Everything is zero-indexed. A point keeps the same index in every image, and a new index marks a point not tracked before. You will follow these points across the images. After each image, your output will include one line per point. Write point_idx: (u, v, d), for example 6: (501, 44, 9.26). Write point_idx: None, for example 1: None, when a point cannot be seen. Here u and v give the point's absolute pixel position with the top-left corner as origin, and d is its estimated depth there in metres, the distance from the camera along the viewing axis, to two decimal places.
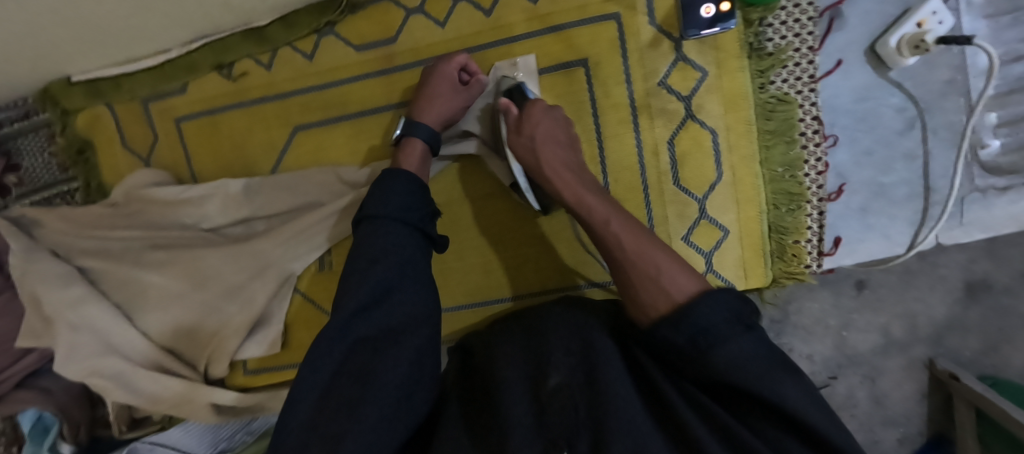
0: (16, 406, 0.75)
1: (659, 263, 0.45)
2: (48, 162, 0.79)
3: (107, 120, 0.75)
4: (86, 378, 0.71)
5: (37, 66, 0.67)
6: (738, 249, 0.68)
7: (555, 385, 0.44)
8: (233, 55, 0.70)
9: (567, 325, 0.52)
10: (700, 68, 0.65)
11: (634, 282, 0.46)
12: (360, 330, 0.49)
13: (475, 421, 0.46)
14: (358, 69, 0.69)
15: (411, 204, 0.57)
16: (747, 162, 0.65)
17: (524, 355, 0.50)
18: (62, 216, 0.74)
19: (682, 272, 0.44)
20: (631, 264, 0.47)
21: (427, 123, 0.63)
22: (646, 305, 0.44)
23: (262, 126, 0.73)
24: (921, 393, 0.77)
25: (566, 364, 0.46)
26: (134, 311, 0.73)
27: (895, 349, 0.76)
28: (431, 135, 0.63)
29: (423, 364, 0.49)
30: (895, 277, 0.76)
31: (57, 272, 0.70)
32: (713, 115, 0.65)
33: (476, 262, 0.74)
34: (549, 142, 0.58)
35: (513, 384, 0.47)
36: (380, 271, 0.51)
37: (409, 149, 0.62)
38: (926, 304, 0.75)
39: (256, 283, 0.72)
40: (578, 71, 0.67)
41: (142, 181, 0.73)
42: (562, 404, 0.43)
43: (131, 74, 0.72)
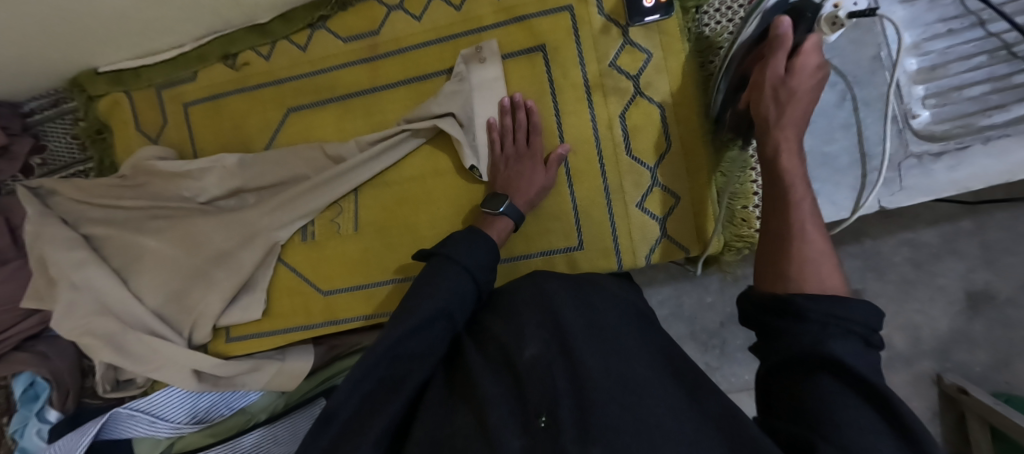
0: (13, 367, 0.80)
1: (815, 265, 0.44)
2: (70, 143, 0.88)
3: (125, 106, 0.84)
4: (78, 338, 0.75)
5: (69, 53, 0.77)
6: (690, 216, 0.73)
7: (530, 357, 0.43)
8: (237, 47, 0.80)
9: (531, 298, 0.51)
10: (646, 50, 0.72)
11: (791, 257, 0.46)
12: (405, 351, 0.48)
13: (462, 397, 0.44)
14: (345, 58, 0.79)
15: (472, 241, 0.61)
16: (693, 133, 0.72)
17: (500, 331, 0.49)
18: (75, 186, 0.80)
19: (833, 275, 0.44)
20: (796, 239, 0.47)
21: (517, 203, 0.68)
22: (793, 277, 0.44)
23: (259, 109, 0.81)
24: (933, 412, 0.86)
25: (539, 337, 0.45)
26: (130, 274, 0.79)
27: (898, 362, 0.87)
28: (517, 212, 0.67)
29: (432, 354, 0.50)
30: (892, 286, 0.87)
31: (65, 236, 0.77)
32: (660, 91, 0.72)
33: (447, 231, 0.76)
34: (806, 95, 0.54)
35: (480, 366, 0.46)
36: (443, 291, 0.54)
37: (500, 230, 0.66)
38: (925, 315, 0.86)
39: (243, 250, 0.78)
40: (538, 55, 0.75)
41: (148, 154, 0.79)
42: (536, 375, 0.41)
43: (148, 66, 0.82)
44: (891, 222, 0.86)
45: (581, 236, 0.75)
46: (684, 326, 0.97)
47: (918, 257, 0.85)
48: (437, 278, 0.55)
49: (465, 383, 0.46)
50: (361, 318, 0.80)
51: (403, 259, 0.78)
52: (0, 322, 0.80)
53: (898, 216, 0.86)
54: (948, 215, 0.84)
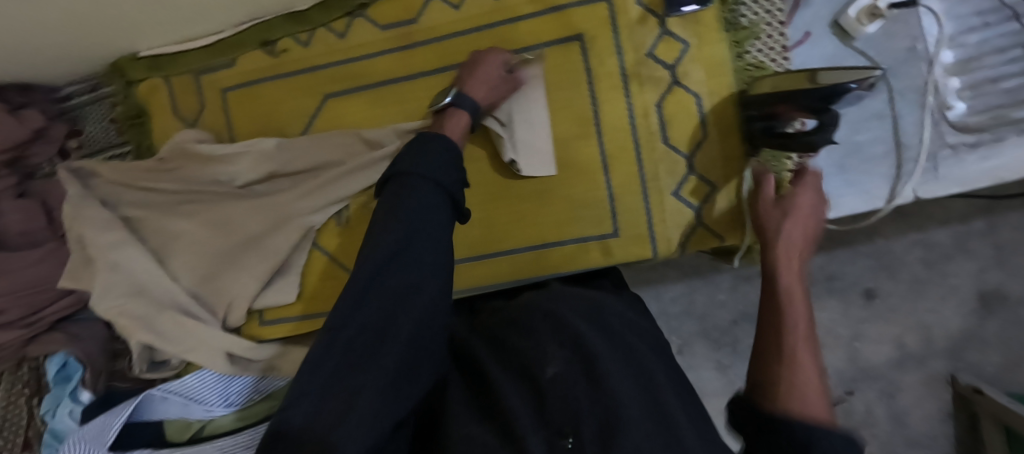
0: (45, 348, 0.80)
1: (802, 362, 0.46)
2: (107, 127, 0.89)
3: (162, 91, 0.85)
4: (115, 318, 0.75)
5: (114, 36, 0.78)
6: (726, 205, 0.73)
7: (552, 375, 0.44)
8: (276, 34, 0.81)
9: (549, 317, 0.53)
10: (683, 40, 0.73)
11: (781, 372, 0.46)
12: (366, 316, 0.43)
13: (486, 411, 0.46)
14: (381, 45, 0.79)
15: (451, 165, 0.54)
16: (728, 123, 0.72)
17: (518, 350, 0.51)
18: (111, 167, 0.81)
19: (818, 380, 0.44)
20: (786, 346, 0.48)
21: (473, 96, 0.68)
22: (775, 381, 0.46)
23: (295, 96, 0.82)
24: (944, 412, 0.92)
25: (561, 357, 0.46)
26: (167, 254, 0.81)
27: (911, 363, 0.93)
28: (472, 106, 0.67)
29: (429, 328, 0.45)
30: (904, 287, 0.93)
31: (104, 217, 0.77)
32: (696, 81, 0.73)
33: (479, 218, 0.78)
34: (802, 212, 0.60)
35: (504, 382, 0.47)
36: (421, 234, 0.48)
37: (454, 124, 0.66)
38: (938, 315, 0.92)
39: (278, 234, 0.79)
40: (575, 44, 0.75)
41: (187, 137, 0.80)
42: (558, 393, 0.43)
43: (187, 52, 0.83)
44: (904, 223, 0.92)
45: (615, 223, 0.75)
46: (695, 324, 1.01)
47: (930, 257, 0.91)
48: (400, 213, 0.49)
49: (490, 402, 0.47)
50: None
51: None
52: (34, 303, 0.80)
53: (911, 218, 0.92)
54: (961, 216, 0.90)
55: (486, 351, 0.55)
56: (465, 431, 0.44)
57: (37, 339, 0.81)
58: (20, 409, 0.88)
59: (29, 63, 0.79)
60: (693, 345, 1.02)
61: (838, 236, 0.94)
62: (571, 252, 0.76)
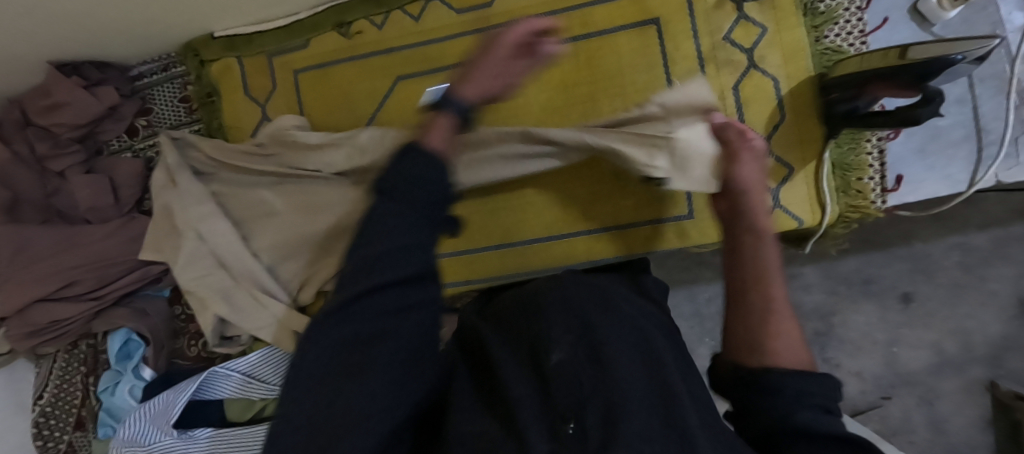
0: (112, 321, 0.80)
1: (778, 328, 0.47)
2: (177, 106, 0.90)
3: (235, 71, 0.86)
4: (194, 289, 0.78)
5: (193, 17, 0.80)
6: (805, 187, 0.73)
7: (557, 362, 0.42)
8: (351, 16, 0.82)
9: (560, 303, 0.50)
10: (760, 25, 0.74)
11: (748, 329, 0.48)
12: (357, 323, 0.35)
13: (489, 399, 0.44)
14: (456, 28, 0.81)
15: (443, 173, 0.40)
16: (805, 105, 0.72)
17: (524, 338, 0.48)
18: (213, 142, 0.82)
19: (794, 344, 0.47)
20: (756, 316, 0.49)
21: (465, 96, 0.54)
22: (745, 349, 0.48)
23: (368, 77, 0.83)
24: (985, 420, 0.90)
25: (565, 342, 0.44)
26: (249, 231, 0.80)
27: (948, 369, 0.92)
28: (461, 109, 0.53)
29: (423, 324, 0.37)
30: (944, 291, 0.92)
31: (188, 191, 0.78)
32: (773, 65, 0.73)
33: (555, 198, 0.78)
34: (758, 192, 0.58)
35: (510, 368, 0.45)
36: (407, 242, 0.36)
37: (440, 127, 0.49)
38: (976, 320, 0.91)
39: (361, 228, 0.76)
40: (650, 28, 0.76)
41: (288, 123, 0.78)
42: (564, 378, 0.40)
43: (262, 33, 0.85)
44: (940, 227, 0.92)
45: (689, 205, 0.75)
46: None
47: (967, 262, 0.91)
48: (385, 215, 0.37)
49: (494, 393, 0.44)
50: (461, 282, 0.82)
51: (509, 225, 0.79)
52: (104, 276, 0.80)
53: (950, 221, 0.91)
54: (997, 221, 0.90)
55: (493, 338, 0.52)
56: (467, 429, 0.41)
57: (103, 314, 0.80)
58: (77, 387, 0.87)
59: (108, 41, 0.80)
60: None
61: (877, 238, 0.93)
62: (647, 235, 0.77)
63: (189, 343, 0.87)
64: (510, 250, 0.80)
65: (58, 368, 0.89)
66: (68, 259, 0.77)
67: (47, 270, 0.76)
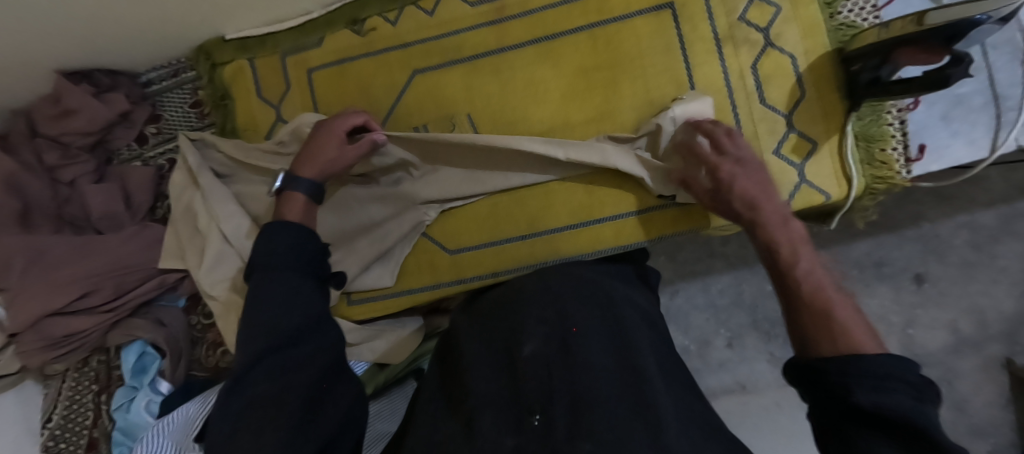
0: (131, 333, 0.77)
1: (835, 311, 0.48)
2: (188, 112, 0.89)
3: (248, 73, 0.85)
4: (219, 293, 0.75)
5: (205, 19, 0.78)
6: (829, 161, 0.73)
7: (529, 353, 0.53)
8: (365, 12, 0.82)
9: (538, 301, 0.61)
10: (775, 4, 0.74)
11: (805, 320, 0.49)
12: (280, 357, 0.53)
13: (462, 394, 0.56)
14: (472, 21, 0.81)
15: (298, 250, 0.61)
16: (825, 79, 0.73)
17: (502, 330, 0.60)
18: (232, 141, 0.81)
19: (858, 327, 0.46)
20: (806, 307, 0.50)
21: (308, 176, 0.68)
22: (809, 342, 0.48)
23: (386, 71, 0.82)
24: (1004, 398, 0.90)
25: (539, 334, 0.55)
26: None
27: (966, 348, 0.92)
28: (311, 187, 0.68)
29: (321, 358, 0.55)
30: (954, 270, 0.92)
31: (218, 190, 0.77)
32: (791, 42, 0.74)
33: (579, 182, 0.76)
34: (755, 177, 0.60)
35: (485, 363, 0.57)
36: (281, 310, 0.55)
37: (291, 206, 0.67)
38: (990, 297, 0.91)
39: (390, 223, 0.79)
40: (667, 12, 0.76)
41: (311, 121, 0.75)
42: (536, 369, 0.52)
43: (275, 33, 0.84)
44: (946, 206, 0.92)
45: None
46: (745, 315, 1.00)
47: (977, 240, 0.90)
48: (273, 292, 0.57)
49: (462, 388, 0.57)
50: (487, 275, 0.80)
51: (534, 211, 0.78)
52: (121, 285, 0.77)
53: (953, 200, 0.91)
54: (1003, 197, 0.89)
55: (468, 335, 0.64)
56: (441, 429, 0.54)
57: (119, 325, 0.78)
58: (88, 407, 0.84)
59: (119, 47, 0.79)
60: (743, 337, 1.01)
61: (886, 220, 0.94)
62: (675, 215, 0.75)
63: (206, 352, 0.84)
64: (537, 240, 0.78)
65: (66, 389, 0.85)
66: (89, 265, 0.74)
67: (62, 280, 0.73)
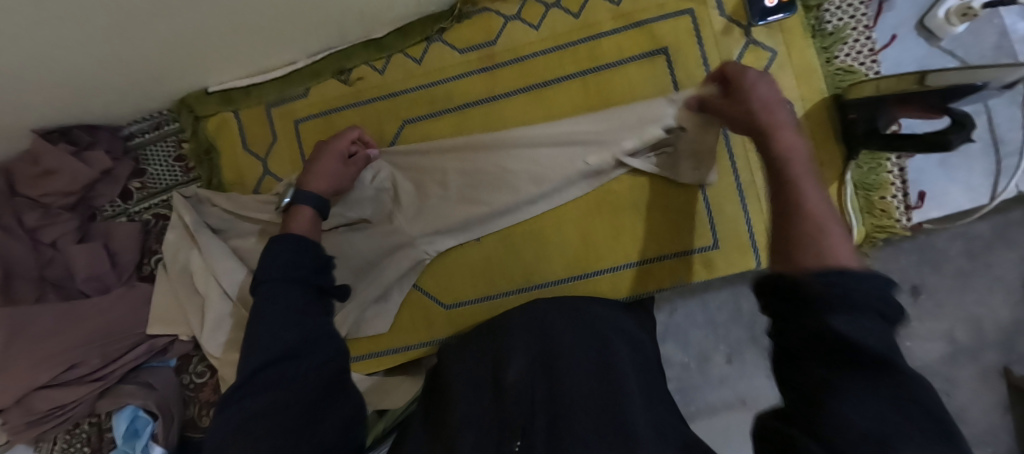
0: (120, 399, 0.76)
1: (826, 235, 0.35)
2: (172, 166, 0.87)
3: (233, 125, 0.83)
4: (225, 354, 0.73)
5: (186, 74, 0.76)
6: None
7: (512, 376, 0.55)
8: (352, 62, 0.80)
9: (523, 324, 0.62)
10: (770, 48, 0.73)
11: (795, 244, 0.35)
12: (274, 354, 0.48)
13: (441, 423, 0.56)
14: (461, 68, 0.79)
15: (296, 265, 0.54)
16: (823, 127, 0.72)
17: (489, 355, 0.61)
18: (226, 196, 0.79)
19: (847, 253, 0.33)
20: (802, 222, 0.36)
21: (315, 189, 0.64)
22: (792, 259, 0.35)
23: (374, 122, 0.80)
24: (1002, 406, 0.84)
25: (523, 359, 0.57)
26: None
27: (963, 356, 0.85)
28: (319, 200, 0.63)
29: (326, 364, 0.51)
30: (949, 280, 0.86)
31: (218, 247, 0.74)
32: (787, 88, 0.73)
33: (574, 235, 0.76)
34: (770, 85, 0.45)
35: (467, 387, 0.58)
36: (278, 329, 0.50)
37: (301, 217, 0.61)
38: (986, 306, 0.85)
39: (386, 262, 0.77)
40: (660, 58, 0.75)
41: None
42: (517, 392, 0.53)
43: (259, 84, 0.82)
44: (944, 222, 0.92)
45: (715, 236, 0.74)
46: (744, 330, 0.93)
47: (972, 249, 0.85)
48: (267, 304, 0.51)
49: (445, 411, 0.57)
50: None
51: (529, 264, 0.77)
52: (108, 352, 0.76)
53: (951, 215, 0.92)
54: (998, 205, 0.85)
55: (454, 359, 0.65)
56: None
57: (108, 392, 0.77)
58: None
59: (100, 105, 0.77)
60: (742, 352, 0.94)
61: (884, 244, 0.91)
62: (672, 267, 0.75)
63: (200, 412, 0.82)
64: (535, 293, 0.77)
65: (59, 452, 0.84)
66: (75, 336, 0.73)
67: (42, 353, 0.71)
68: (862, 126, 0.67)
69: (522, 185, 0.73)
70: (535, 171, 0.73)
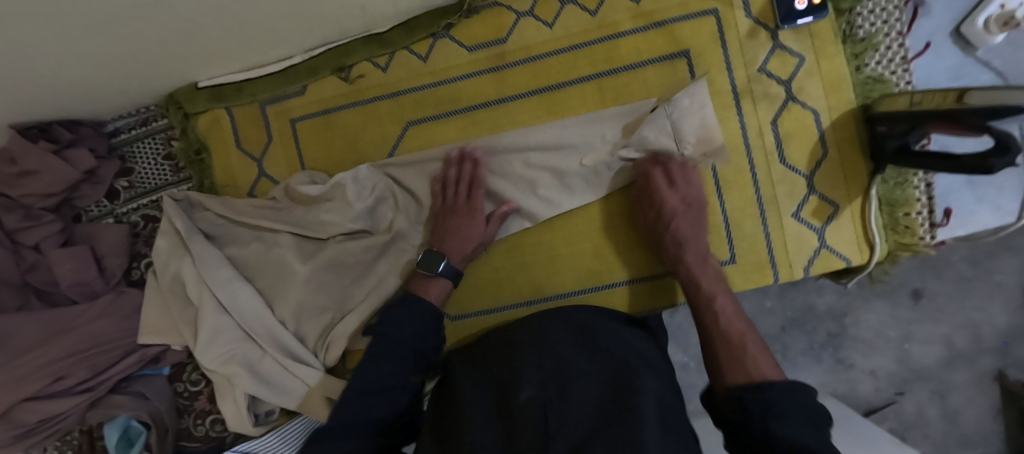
0: (110, 411, 0.73)
1: (751, 355, 0.54)
2: (162, 165, 0.82)
3: (225, 123, 0.79)
4: (222, 366, 0.69)
5: (175, 70, 0.71)
6: (851, 225, 0.70)
7: (525, 399, 0.46)
8: (353, 58, 0.75)
9: (535, 344, 0.54)
10: (798, 54, 0.69)
11: (724, 357, 0.56)
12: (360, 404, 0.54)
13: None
14: (470, 68, 0.74)
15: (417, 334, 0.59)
16: (847, 140, 0.69)
17: (497, 376, 0.52)
18: (221, 200, 0.75)
19: (767, 361, 0.53)
20: (722, 345, 0.57)
21: (454, 261, 0.67)
22: (730, 375, 0.53)
23: (375, 124, 0.76)
24: (996, 409, 0.83)
25: (535, 379, 0.48)
26: (276, 297, 0.73)
27: (961, 361, 0.83)
28: (454, 271, 0.67)
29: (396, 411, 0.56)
30: (951, 285, 0.83)
31: (212, 255, 0.71)
32: (814, 96, 0.69)
33: (585, 248, 0.73)
34: (689, 214, 0.67)
35: (476, 412, 0.49)
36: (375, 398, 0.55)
37: (436, 291, 0.65)
38: (985, 312, 0.82)
39: (381, 264, 0.72)
40: (681, 61, 0.70)
41: (300, 179, 0.73)
42: (530, 416, 0.44)
43: (254, 79, 0.77)
44: None
45: (733, 250, 0.71)
46: None
47: (975, 255, 0.82)
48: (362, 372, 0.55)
49: (454, 442, 0.47)
50: None
51: (538, 278, 0.74)
52: (97, 363, 0.73)
53: None
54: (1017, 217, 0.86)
55: (463, 380, 0.55)
56: None
57: (98, 404, 0.74)
58: None
59: (82, 101, 0.72)
60: None
61: None
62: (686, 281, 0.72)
63: (195, 422, 0.80)
64: (544, 306, 0.75)
65: None
66: (63, 347, 0.70)
67: (32, 366, 0.69)
68: (894, 143, 0.63)
69: (548, 202, 0.72)
70: (557, 188, 0.71)
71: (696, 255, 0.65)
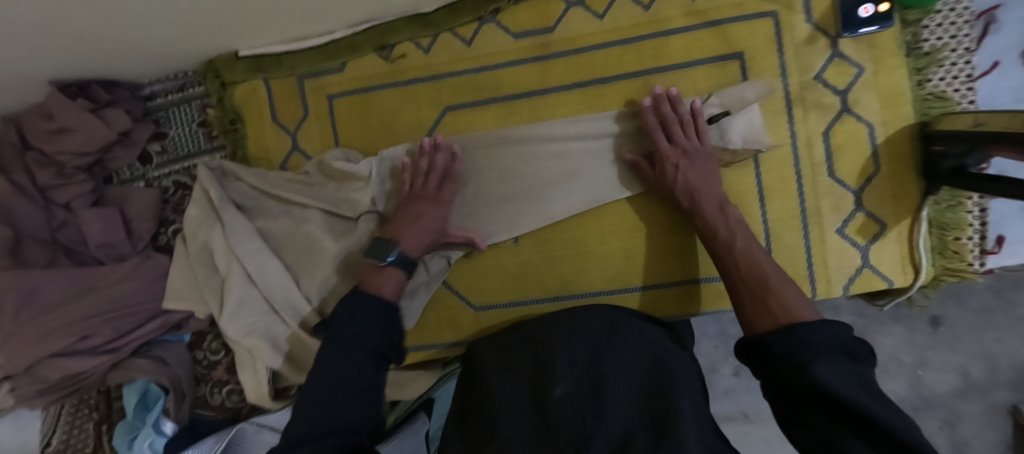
0: (130, 373, 0.73)
1: (782, 292, 0.52)
2: (195, 131, 0.82)
3: (262, 95, 0.78)
4: (245, 338, 0.69)
5: (216, 38, 0.71)
6: (896, 246, 0.67)
7: (560, 395, 0.46)
8: (394, 37, 0.73)
9: (567, 335, 0.54)
10: (857, 64, 0.66)
11: (747, 299, 0.55)
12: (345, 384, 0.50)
13: (476, 443, 0.47)
14: (513, 55, 0.72)
15: (373, 326, 0.56)
16: (901, 157, 0.66)
17: (530, 364, 0.52)
18: (254, 172, 0.75)
19: (794, 298, 0.51)
20: (745, 285, 0.56)
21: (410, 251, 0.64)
22: (754, 316, 0.53)
23: (412, 106, 0.75)
24: (1006, 444, 0.76)
25: (570, 375, 0.48)
26: (301, 274, 0.72)
27: (974, 392, 0.77)
28: (407, 260, 0.63)
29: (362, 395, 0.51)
30: (972, 315, 0.77)
31: (241, 226, 0.70)
32: (869, 110, 0.66)
33: (617, 248, 0.71)
34: (699, 170, 0.63)
35: (507, 402, 0.49)
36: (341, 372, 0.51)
37: (387, 281, 0.61)
38: (1006, 345, 0.76)
39: None
40: (733, 63, 0.68)
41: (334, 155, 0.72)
42: (567, 413, 0.45)
43: (293, 52, 0.76)
44: None
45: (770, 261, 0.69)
46: None
47: (999, 285, 0.76)
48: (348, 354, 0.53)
49: (484, 427, 0.47)
50: None
51: (566, 275, 0.73)
52: (121, 326, 0.73)
53: None
54: None
55: (491, 362, 0.55)
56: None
57: (118, 365, 0.74)
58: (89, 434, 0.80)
59: (123, 62, 0.72)
60: None
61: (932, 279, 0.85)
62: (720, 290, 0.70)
63: (212, 391, 0.80)
64: (569, 304, 0.73)
65: (67, 413, 0.82)
66: (89, 308, 0.70)
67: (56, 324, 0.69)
68: (949, 163, 0.60)
69: (584, 196, 0.70)
70: (592, 187, 0.70)
71: (715, 212, 0.61)
